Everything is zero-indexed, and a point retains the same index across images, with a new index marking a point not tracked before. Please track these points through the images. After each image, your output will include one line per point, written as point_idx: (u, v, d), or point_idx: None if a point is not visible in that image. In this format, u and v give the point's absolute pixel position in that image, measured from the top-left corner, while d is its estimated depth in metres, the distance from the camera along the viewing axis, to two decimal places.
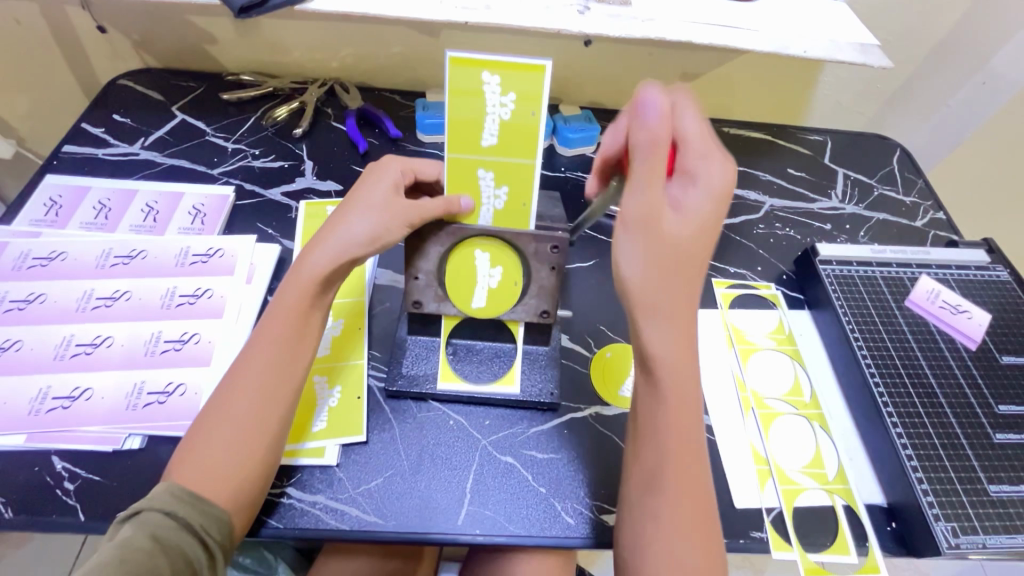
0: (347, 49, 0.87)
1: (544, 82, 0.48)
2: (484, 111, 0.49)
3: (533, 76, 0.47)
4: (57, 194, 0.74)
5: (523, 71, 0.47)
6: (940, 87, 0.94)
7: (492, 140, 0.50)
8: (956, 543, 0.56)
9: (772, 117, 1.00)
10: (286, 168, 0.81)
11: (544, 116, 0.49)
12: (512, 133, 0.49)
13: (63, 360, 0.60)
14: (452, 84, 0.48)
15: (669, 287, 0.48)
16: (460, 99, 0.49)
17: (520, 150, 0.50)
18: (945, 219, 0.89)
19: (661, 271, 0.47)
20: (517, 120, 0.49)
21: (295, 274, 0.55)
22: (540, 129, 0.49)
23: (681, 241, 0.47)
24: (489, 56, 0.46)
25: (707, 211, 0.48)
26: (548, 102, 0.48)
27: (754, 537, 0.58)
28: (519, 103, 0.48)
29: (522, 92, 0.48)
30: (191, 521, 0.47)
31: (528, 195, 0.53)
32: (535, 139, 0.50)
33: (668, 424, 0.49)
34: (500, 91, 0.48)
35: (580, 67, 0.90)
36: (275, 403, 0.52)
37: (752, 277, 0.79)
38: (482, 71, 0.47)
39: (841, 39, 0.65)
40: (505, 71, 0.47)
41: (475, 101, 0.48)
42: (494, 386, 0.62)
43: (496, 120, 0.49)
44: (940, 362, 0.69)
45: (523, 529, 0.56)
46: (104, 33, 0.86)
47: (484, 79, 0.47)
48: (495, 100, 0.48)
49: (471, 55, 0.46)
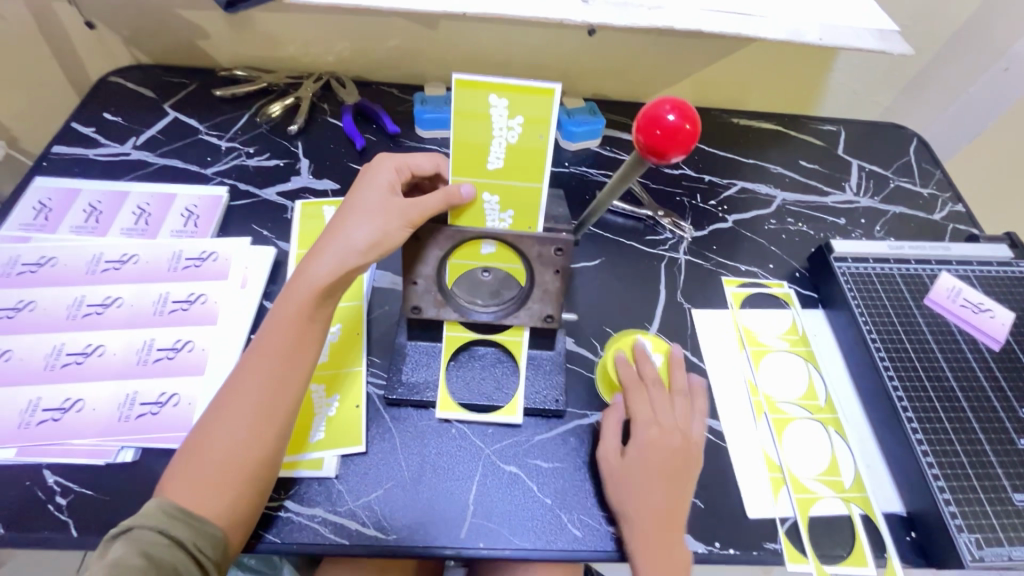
0: (342, 43, 0.85)
1: (553, 106, 0.47)
2: (491, 134, 0.48)
3: (541, 99, 0.47)
4: (46, 197, 0.72)
5: (531, 94, 0.47)
6: (961, 73, 0.90)
7: (498, 162, 0.50)
8: (980, 556, 0.54)
9: (783, 107, 0.97)
10: (281, 167, 0.79)
11: (552, 139, 0.49)
12: (518, 156, 0.49)
13: (54, 370, 0.59)
14: (459, 107, 0.47)
15: (657, 481, 0.53)
16: (467, 122, 0.48)
17: (527, 173, 0.50)
18: (964, 212, 0.85)
19: (647, 468, 0.54)
20: (524, 143, 0.49)
21: (295, 285, 0.53)
22: (548, 151, 0.49)
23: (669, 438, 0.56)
24: (496, 80, 0.46)
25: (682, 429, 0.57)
26: (556, 125, 0.48)
27: (767, 549, 0.56)
28: (526, 126, 0.48)
29: (530, 115, 0.47)
30: (185, 539, 0.45)
31: (534, 218, 0.53)
32: (542, 161, 0.49)
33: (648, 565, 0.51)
34: (507, 114, 0.47)
35: (583, 58, 0.87)
36: (275, 415, 0.50)
37: (764, 275, 0.76)
38: (489, 94, 0.47)
39: (861, 25, 0.62)
40: (513, 94, 0.47)
41: (481, 124, 0.48)
42: (494, 416, 0.60)
43: (503, 143, 0.49)
44: (962, 364, 0.66)
45: (528, 542, 0.54)
46: (93, 29, 0.83)
47: (492, 101, 0.47)
48: (501, 123, 0.48)
49: (479, 78, 0.46)
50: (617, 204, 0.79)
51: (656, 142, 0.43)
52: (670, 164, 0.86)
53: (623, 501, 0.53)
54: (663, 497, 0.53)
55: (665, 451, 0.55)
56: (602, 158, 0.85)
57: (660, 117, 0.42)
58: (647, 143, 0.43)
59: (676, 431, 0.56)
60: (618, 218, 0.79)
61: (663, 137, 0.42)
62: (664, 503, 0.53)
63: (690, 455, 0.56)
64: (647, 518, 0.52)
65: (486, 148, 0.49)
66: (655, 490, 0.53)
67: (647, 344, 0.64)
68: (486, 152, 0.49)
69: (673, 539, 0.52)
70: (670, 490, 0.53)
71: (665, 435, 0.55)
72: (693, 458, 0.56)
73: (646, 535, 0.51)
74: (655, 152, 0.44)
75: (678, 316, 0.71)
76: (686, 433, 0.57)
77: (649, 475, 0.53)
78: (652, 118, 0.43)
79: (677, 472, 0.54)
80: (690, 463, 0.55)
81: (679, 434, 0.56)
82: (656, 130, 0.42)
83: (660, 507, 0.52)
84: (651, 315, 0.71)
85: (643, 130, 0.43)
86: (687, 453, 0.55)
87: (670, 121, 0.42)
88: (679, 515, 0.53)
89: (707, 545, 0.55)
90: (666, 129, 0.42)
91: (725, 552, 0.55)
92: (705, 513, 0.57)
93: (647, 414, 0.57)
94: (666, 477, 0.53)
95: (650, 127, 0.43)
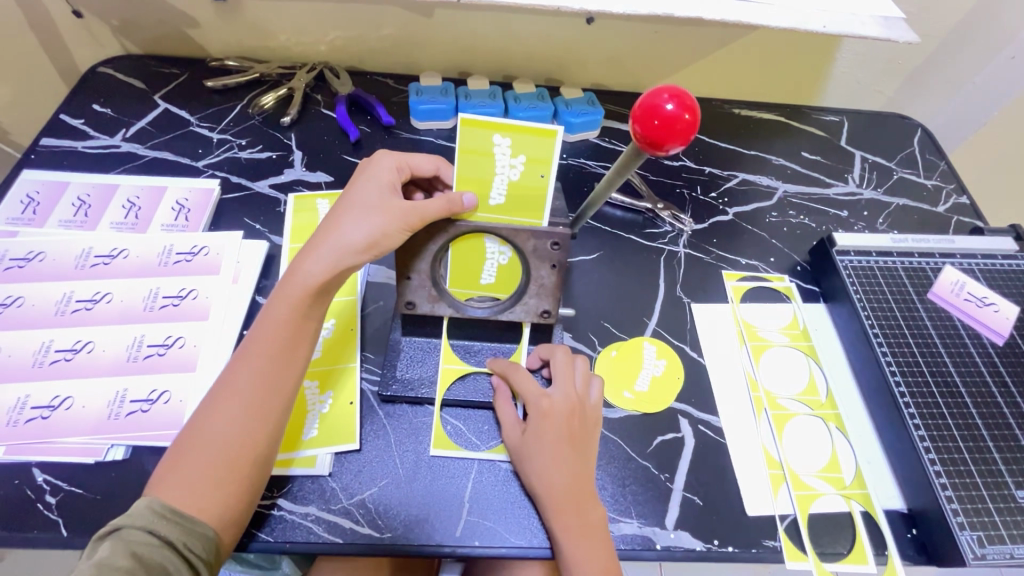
0: (335, 32, 0.83)
1: (555, 147, 0.46)
2: (494, 172, 0.48)
3: (544, 140, 0.46)
4: (34, 190, 0.71)
5: (534, 134, 0.46)
6: (967, 63, 0.88)
7: (499, 199, 0.50)
8: (981, 554, 0.53)
9: (785, 95, 0.95)
10: (274, 159, 0.77)
11: (553, 179, 0.48)
12: (520, 194, 0.49)
13: (42, 367, 0.58)
14: (463, 144, 0.48)
15: (558, 452, 0.52)
16: (471, 158, 0.48)
17: (527, 210, 0.50)
18: (968, 204, 0.84)
19: (545, 442, 0.53)
20: (526, 181, 0.48)
21: (288, 283, 0.52)
22: (548, 191, 0.49)
23: (557, 405, 0.54)
24: (500, 120, 0.46)
25: (569, 392, 0.55)
26: (557, 165, 0.47)
27: (766, 546, 0.55)
28: (528, 165, 0.47)
29: (532, 154, 0.47)
30: (174, 539, 0.44)
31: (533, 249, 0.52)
32: (543, 200, 0.49)
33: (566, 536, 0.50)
34: (510, 153, 0.47)
35: (582, 46, 0.85)
36: (267, 414, 0.49)
37: (765, 268, 0.75)
38: (493, 133, 0.47)
39: (865, 12, 0.60)
40: (516, 134, 0.46)
41: (485, 161, 0.48)
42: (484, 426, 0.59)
43: (505, 180, 0.48)
44: (964, 358, 0.65)
45: (524, 541, 0.53)
46: (80, 18, 0.81)
47: (495, 141, 0.47)
48: (504, 162, 0.47)
49: (484, 118, 0.46)
50: (616, 197, 0.78)
51: (653, 132, 0.41)
52: (670, 155, 0.84)
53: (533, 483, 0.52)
54: (567, 468, 0.52)
55: (559, 420, 0.54)
56: (601, 150, 0.84)
57: (658, 107, 0.41)
58: (644, 133, 0.42)
59: (567, 396, 0.55)
60: (617, 210, 0.78)
61: (661, 127, 0.41)
62: (570, 474, 0.52)
63: (587, 418, 0.55)
64: (556, 493, 0.51)
65: (489, 184, 0.49)
66: (557, 463, 0.52)
67: (652, 351, 0.66)
68: (488, 188, 0.49)
69: (590, 505, 0.52)
70: (574, 458, 0.53)
71: (556, 404, 0.54)
72: (592, 419, 0.56)
73: (559, 510, 0.51)
74: (652, 143, 0.42)
75: (678, 310, 0.70)
76: (580, 395, 0.56)
77: (549, 449, 0.52)
78: (650, 107, 0.41)
79: (578, 437, 0.54)
80: (589, 425, 0.55)
81: (571, 398, 0.55)
82: (654, 120, 0.41)
83: (566, 477, 0.52)
84: (650, 309, 0.70)
85: (641, 120, 0.42)
86: (582, 417, 0.55)
87: (668, 110, 0.41)
88: (589, 482, 0.53)
89: (706, 543, 0.55)
90: (664, 118, 0.41)
91: (724, 550, 0.55)
92: (703, 510, 0.56)
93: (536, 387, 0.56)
94: (566, 447, 0.53)
95: (648, 116, 0.41)
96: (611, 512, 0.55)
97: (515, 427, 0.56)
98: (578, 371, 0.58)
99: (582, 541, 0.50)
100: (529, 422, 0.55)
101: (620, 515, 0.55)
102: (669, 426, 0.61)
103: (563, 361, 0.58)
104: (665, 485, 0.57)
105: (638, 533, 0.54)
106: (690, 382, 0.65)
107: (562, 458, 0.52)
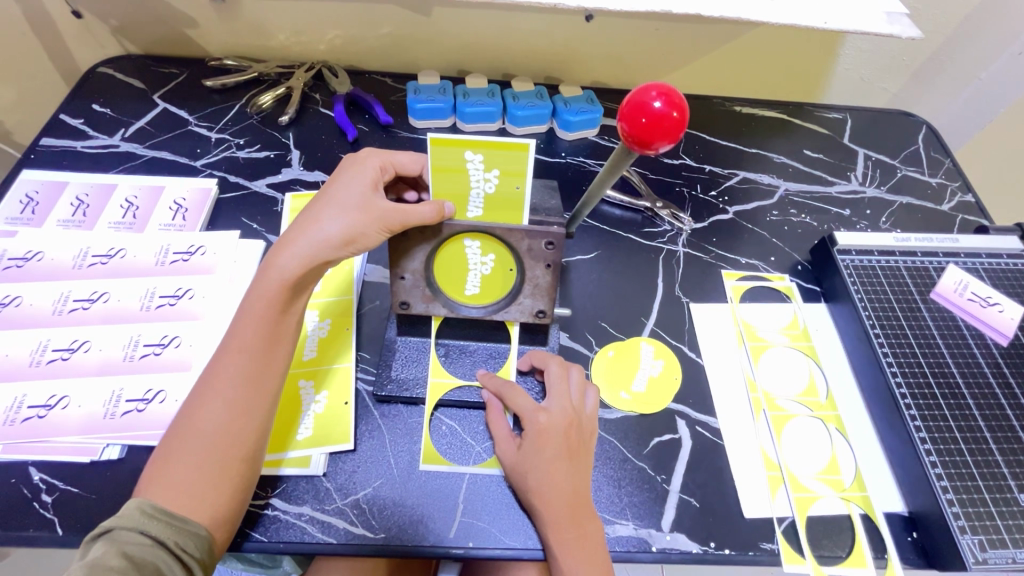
0: (332, 31, 0.82)
1: (528, 160, 0.46)
2: (469, 186, 0.48)
3: (515, 154, 0.45)
4: (34, 190, 0.71)
5: (505, 149, 0.45)
6: (974, 59, 0.87)
7: (478, 211, 0.50)
8: (983, 558, 0.53)
9: (787, 92, 0.94)
10: (272, 159, 0.77)
11: (528, 188, 0.48)
12: (497, 204, 0.49)
13: (39, 367, 0.58)
14: (436, 162, 0.46)
15: (556, 469, 0.51)
16: (445, 175, 0.48)
17: (505, 217, 0.50)
18: (974, 202, 0.83)
19: (543, 459, 0.52)
20: (502, 193, 0.48)
21: (265, 278, 0.52)
22: (525, 200, 0.49)
23: (552, 421, 0.53)
24: (469, 138, 0.44)
25: (565, 406, 0.54)
26: (532, 176, 0.47)
27: (764, 549, 0.54)
28: (502, 178, 0.47)
29: (505, 168, 0.46)
30: (166, 538, 0.44)
31: (515, 260, 0.53)
32: (520, 206, 0.49)
33: (564, 549, 0.50)
34: (483, 168, 0.47)
35: (581, 44, 0.84)
36: (253, 411, 0.49)
37: (764, 268, 0.74)
38: (465, 150, 0.45)
39: (864, 10, 0.59)
40: (486, 149, 0.45)
41: (460, 176, 0.48)
42: (482, 431, 0.59)
43: (481, 193, 0.49)
44: (968, 359, 0.65)
45: (518, 542, 0.53)
46: (80, 18, 0.82)
47: (467, 157, 0.46)
48: (478, 177, 0.47)
49: (453, 137, 0.45)
50: (614, 195, 0.77)
51: (641, 130, 0.41)
52: (670, 154, 0.83)
53: (530, 499, 0.52)
54: (566, 484, 0.51)
55: (557, 435, 0.52)
56: (599, 148, 0.83)
57: (646, 104, 0.41)
58: (633, 131, 0.42)
59: (564, 409, 0.54)
60: (616, 209, 0.77)
61: (649, 125, 0.41)
62: (569, 490, 0.51)
63: (583, 430, 0.54)
64: (554, 509, 0.50)
65: (466, 198, 0.49)
66: (556, 479, 0.51)
67: (650, 351, 0.65)
68: (465, 201, 0.49)
69: (587, 520, 0.51)
70: (572, 474, 0.52)
71: (553, 419, 0.53)
72: (588, 430, 0.55)
73: (559, 529, 0.50)
74: (641, 141, 0.42)
75: (676, 310, 0.69)
76: (576, 406, 0.55)
77: (547, 465, 0.51)
78: (638, 105, 0.41)
79: (574, 452, 0.53)
80: (585, 437, 0.54)
81: (567, 411, 0.54)
82: (642, 118, 0.41)
83: (564, 494, 0.51)
84: (648, 309, 0.69)
85: (628, 118, 0.41)
86: (579, 429, 0.54)
87: (657, 108, 0.41)
88: (586, 494, 0.52)
89: (702, 545, 0.54)
90: (652, 117, 0.41)
91: (720, 552, 0.54)
92: (700, 511, 0.56)
93: (530, 404, 0.55)
94: (565, 462, 0.52)
95: (637, 114, 0.41)
96: (607, 514, 0.55)
97: (510, 443, 0.55)
98: (572, 382, 0.57)
99: (579, 554, 0.50)
100: (524, 439, 0.53)
101: (616, 517, 0.55)
102: (667, 427, 0.60)
103: (559, 373, 0.57)
104: (662, 486, 0.57)
105: (633, 535, 0.54)
106: (687, 383, 0.64)
107: (559, 475, 0.51)
